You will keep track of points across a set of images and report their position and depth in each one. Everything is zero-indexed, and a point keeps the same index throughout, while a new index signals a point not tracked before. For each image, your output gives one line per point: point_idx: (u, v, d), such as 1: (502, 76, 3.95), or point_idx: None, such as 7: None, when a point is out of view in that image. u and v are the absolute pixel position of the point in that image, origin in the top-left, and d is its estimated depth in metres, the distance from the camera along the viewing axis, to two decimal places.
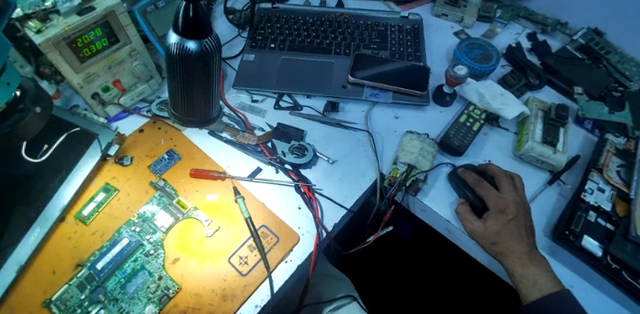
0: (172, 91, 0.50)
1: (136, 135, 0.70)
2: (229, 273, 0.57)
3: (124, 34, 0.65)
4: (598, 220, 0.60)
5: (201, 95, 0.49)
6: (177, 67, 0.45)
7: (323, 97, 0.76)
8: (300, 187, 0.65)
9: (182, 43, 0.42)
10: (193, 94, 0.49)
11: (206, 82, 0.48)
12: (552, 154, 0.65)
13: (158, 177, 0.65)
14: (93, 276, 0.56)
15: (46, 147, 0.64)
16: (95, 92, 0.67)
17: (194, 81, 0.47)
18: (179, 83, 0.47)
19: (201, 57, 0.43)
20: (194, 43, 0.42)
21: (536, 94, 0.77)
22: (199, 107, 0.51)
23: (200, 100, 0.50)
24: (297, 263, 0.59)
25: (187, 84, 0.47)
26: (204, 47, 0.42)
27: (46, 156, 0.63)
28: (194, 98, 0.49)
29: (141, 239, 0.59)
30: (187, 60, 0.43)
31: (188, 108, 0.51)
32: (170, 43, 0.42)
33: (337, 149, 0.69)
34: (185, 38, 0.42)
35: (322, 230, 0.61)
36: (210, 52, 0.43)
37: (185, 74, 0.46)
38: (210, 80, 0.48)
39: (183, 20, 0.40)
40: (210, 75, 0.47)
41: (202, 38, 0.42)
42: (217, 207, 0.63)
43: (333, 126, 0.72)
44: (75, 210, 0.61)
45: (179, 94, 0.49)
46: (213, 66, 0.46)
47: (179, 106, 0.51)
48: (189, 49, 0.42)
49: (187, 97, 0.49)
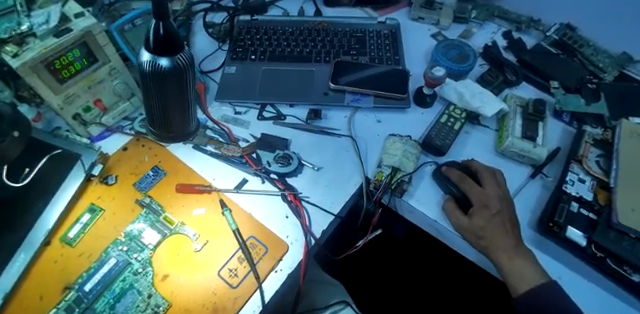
0: (149, 110, 0.49)
1: (120, 153, 0.70)
2: (219, 286, 0.57)
3: (103, 53, 0.65)
4: (580, 210, 0.61)
5: (179, 111, 0.49)
6: (151, 85, 0.45)
7: (306, 106, 0.76)
8: (286, 196, 0.65)
9: (154, 60, 0.42)
10: (170, 110, 0.49)
11: (182, 97, 0.48)
12: (532, 149, 0.66)
13: (144, 194, 0.66)
14: (81, 298, 0.56)
15: (27, 171, 0.64)
16: (76, 113, 0.67)
17: (170, 97, 0.47)
18: (155, 100, 0.47)
19: (174, 74, 0.43)
20: (166, 60, 0.42)
21: (514, 90, 0.78)
22: (177, 123, 0.51)
23: (178, 116, 0.50)
24: (287, 272, 0.59)
25: (163, 102, 0.47)
26: (176, 64, 0.43)
27: (27, 180, 0.63)
28: (171, 114, 0.49)
29: (129, 258, 0.60)
30: (161, 77, 0.43)
31: (166, 124, 0.51)
32: (143, 62, 0.43)
33: (322, 156, 0.70)
34: (156, 55, 0.42)
35: (310, 238, 0.62)
36: (183, 68, 0.44)
37: (160, 91, 0.46)
38: (185, 95, 0.48)
39: (154, 38, 0.41)
40: (186, 91, 0.47)
41: (174, 54, 0.42)
42: (204, 222, 0.63)
43: (317, 133, 0.72)
44: (61, 233, 0.61)
45: (156, 111, 0.49)
46: (187, 81, 0.46)
47: (157, 124, 0.51)
48: (163, 66, 0.42)
49: (164, 115, 0.49)
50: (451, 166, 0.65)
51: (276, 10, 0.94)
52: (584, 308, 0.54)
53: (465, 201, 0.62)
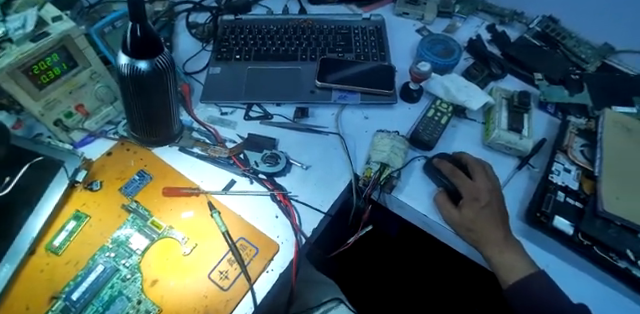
0: (129, 114, 0.48)
1: (104, 158, 0.68)
2: (210, 289, 0.57)
3: (83, 56, 0.63)
4: (566, 199, 0.62)
5: (161, 114, 0.48)
6: (130, 89, 0.43)
7: (292, 104, 0.75)
8: (275, 196, 0.65)
9: (133, 64, 0.41)
10: (151, 114, 0.47)
11: (163, 100, 0.46)
12: (518, 141, 0.67)
13: (131, 199, 0.65)
14: (69, 307, 0.55)
15: (8, 180, 0.62)
16: (58, 118, 0.65)
17: (151, 101, 0.45)
18: (136, 105, 0.46)
19: (154, 77, 0.42)
20: (145, 62, 0.41)
21: (499, 83, 0.78)
22: (160, 127, 0.50)
23: (160, 120, 0.49)
24: (278, 272, 0.59)
25: (144, 106, 0.46)
26: (156, 66, 0.41)
27: (8, 189, 0.61)
28: (153, 117, 0.48)
29: (117, 265, 0.59)
30: (141, 80, 0.42)
31: (148, 129, 0.50)
32: (121, 65, 0.41)
33: (310, 154, 0.69)
34: (135, 58, 0.41)
35: (301, 237, 0.61)
36: (163, 70, 0.42)
37: (140, 95, 0.44)
38: (167, 98, 0.46)
39: (131, 40, 0.40)
40: (167, 94, 0.46)
41: (154, 56, 0.41)
42: (192, 225, 0.62)
43: (304, 131, 0.72)
44: (46, 241, 0.60)
45: (137, 116, 0.48)
46: (168, 84, 0.45)
47: (139, 128, 0.50)
48: (142, 69, 0.41)
49: (146, 118, 0.48)
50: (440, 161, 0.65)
51: (260, 9, 0.93)
52: (573, 295, 0.55)
53: (454, 194, 0.62)
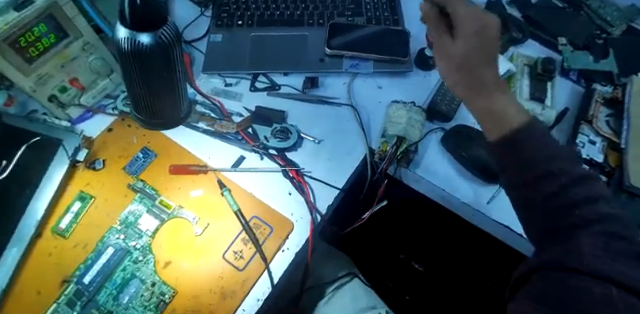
0: (133, 95, 0.44)
1: (105, 135, 0.65)
2: (225, 270, 0.56)
3: (73, 26, 0.58)
4: (591, 173, 0.60)
5: (168, 95, 0.44)
6: (133, 67, 0.39)
7: (301, 74, 0.71)
8: (288, 172, 0.62)
9: (132, 37, 0.36)
10: (158, 95, 0.43)
11: (171, 80, 0.42)
12: (541, 111, 0.65)
13: (136, 178, 0.62)
14: (81, 291, 0.54)
15: (5, 163, 0.58)
16: (52, 94, 0.61)
17: (157, 81, 0.41)
18: (140, 85, 0.42)
19: (159, 53, 0.37)
20: (148, 36, 0.36)
21: (519, 49, 0.74)
22: (168, 108, 0.46)
23: (168, 100, 0.45)
24: (294, 251, 0.57)
25: (149, 85, 0.42)
26: (161, 40, 0.37)
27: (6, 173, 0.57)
28: (160, 98, 0.44)
29: (127, 246, 0.57)
30: (144, 58, 0.37)
31: (154, 110, 0.46)
32: (120, 39, 0.37)
33: (323, 128, 0.66)
34: (135, 32, 0.36)
35: (316, 215, 0.59)
36: (170, 45, 0.38)
37: (145, 74, 0.40)
38: (174, 77, 0.42)
39: (130, 10, 0.35)
40: (174, 72, 0.41)
41: (157, 29, 0.36)
42: (203, 204, 0.60)
43: (315, 103, 0.68)
44: (51, 224, 0.58)
45: (141, 96, 0.44)
46: (175, 60, 0.40)
47: (145, 110, 0.46)
48: (142, 44, 0.36)
49: (149, 99, 0.44)
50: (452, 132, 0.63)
51: None
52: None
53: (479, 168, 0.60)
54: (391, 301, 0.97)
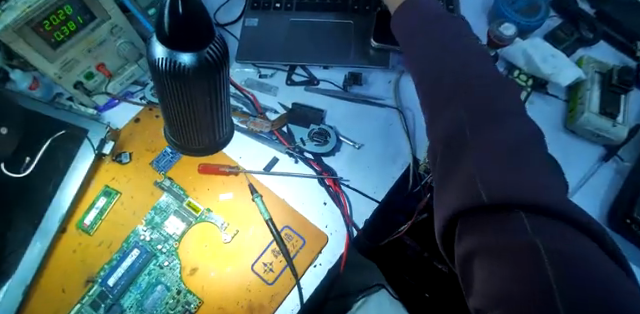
0: (167, 116, 0.37)
1: (132, 126, 0.61)
2: (254, 282, 0.53)
3: (101, 8, 0.52)
4: None
5: (208, 120, 0.37)
6: (170, 89, 0.32)
7: (343, 68, 0.65)
8: (324, 180, 0.57)
9: (172, 56, 0.28)
10: (195, 119, 0.36)
11: (213, 104, 0.35)
12: (610, 128, 0.57)
13: (163, 176, 0.58)
14: (106, 293, 0.52)
15: (29, 160, 0.57)
16: (78, 80, 0.57)
17: (197, 105, 0.34)
18: (175, 108, 0.35)
19: (201, 75, 0.30)
20: (189, 55, 0.28)
21: (589, 52, 0.66)
22: (205, 132, 0.39)
23: (206, 125, 0.37)
24: (326, 267, 0.54)
25: (187, 109, 0.34)
26: (204, 61, 0.29)
27: (30, 170, 0.56)
28: (197, 123, 0.37)
29: (153, 250, 0.54)
30: (183, 79, 0.30)
31: (190, 134, 0.39)
32: (156, 57, 0.29)
33: (364, 132, 0.60)
34: (174, 50, 0.28)
35: (353, 229, 0.55)
36: (215, 65, 0.30)
37: (183, 97, 0.33)
38: (217, 101, 0.35)
39: (169, 23, 0.26)
40: (218, 95, 0.34)
41: (202, 47, 0.28)
42: (232, 208, 0.56)
43: (356, 102, 0.62)
44: (76, 219, 0.56)
45: (176, 119, 0.37)
46: (220, 83, 0.32)
47: (179, 132, 0.39)
48: (182, 64, 0.29)
49: (186, 122, 0.37)
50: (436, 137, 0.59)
51: None
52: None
53: None
54: (409, 300, 0.70)
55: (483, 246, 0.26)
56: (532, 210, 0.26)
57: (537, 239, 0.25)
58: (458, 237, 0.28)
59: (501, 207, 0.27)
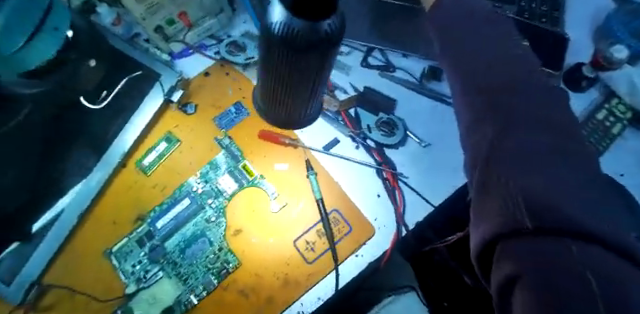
0: (264, 83, 0.36)
1: (202, 79, 0.61)
2: (293, 257, 0.53)
3: None
4: None
5: (304, 96, 0.35)
6: (277, 58, 0.30)
7: (423, 61, 0.62)
8: (382, 172, 0.56)
9: (289, 23, 0.27)
10: (292, 92, 0.35)
11: (314, 80, 0.33)
12: None
13: (224, 134, 0.59)
14: (152, 233, 0.54)
15: (105, 94, 0.57)
16: (159, 25, 0.58)
17: (298, 79, 0.32)
18: (275, 77, 0.33)
19: (314, 47, 0.28)
20: (307, 24, 0.26)
21: None
22: (298, 106, 0.37)
23: (300, 99, 0.36)
24: (368, 260, 0.53)
25: (287, 82, 0.33)
26: (322, 34, 0.27)
27: (105, 103, 0.57)
28: (292, 96, 0.35)
29: (203, 203, 0.55)
30: (294, 50, 0.28)
31: (283, 106, 0.38)
32: (272, 21, 0.27)
33: (432, 130, 0.58)
34: (294, 16, 0.26)
35: (402, 228, 0.53)
36: (330, 40, 0.28)
37: (286, 68, 0.31)
38: (319, 77, 0.33)
39: None
40: (322, 71, 0.32)
41: (322, 18, 0.26)
42: (284, 179, 0.56)
43: (430, 98, 0.59)
44: (136, 157, 0.57)
45: (272, 89, 0.35)
46: (329, 59, 0.30)
47: (271, 102, 0.38)
48: (299, 32, 0.27)
49: (281, 94, 0.36)
50: None
51: None
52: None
53: None
54: None
55: (527, 271, 0.24)
56: (581, 239, 0.24)
57: (586, 270, 0.23)
58: (498, 262, 0.26)
59: (548, 232, 0.25)
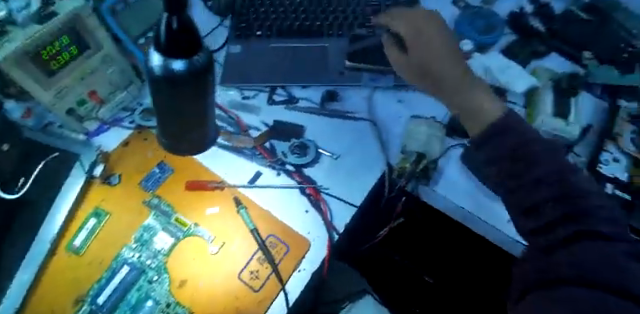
0: (162, 124, 0.41)
1: (121, 150, 0.64)
2: (240, 290, 0.54)
3: (94, 39, 0.57)
4: (615, 192, 0.60)
5: (197, 126, 0.41)
6: (165, 97, 0.36)
7: (320, 87, 0.69)
8: (305, 189, 0.61)
9: (167, 64, 0.32)
10: (187, 125, 0.40)
11: (201, 111, 0.39)
12: (565, 127, 0.63)
13: (152, 194, 0.61)
14: (95, 311, 0.53)
15: (23, 181, 0.59)
16: (70, 107, 0.61)
17: (186, 112, 0.38)
18: (170, 116, 0.39)
19: (192, 79, 0.33)
20: (181, 63, 0.32)
21: (542, 62, 0.74)
22: (195, 137, 0.43)
23: (195, 130, 0.42)
24: (310, 271, 0.56)
25: (179, 117, 0.39)
26: (195, 67, 0.32)
27: (24, 190, 0.58)
28: (189, 129, 0.41)
29: (142, 266, 0.56)
30: (175, 85, 0.33)
31: (183, 139, 0.43)
32: (153, 67, 0.33)
33: (341, 144, 0.65)
34: (169, 57, 0.31)
35: (333, 233, 0.58)
36: (203, 71, 0.33)
37: (174, 105, 0.37)
38: (205, 109, 0.39)
39: (166, 34, 0.30)
40: (204, 102, 0.38)
41: (192, 55, 0.32)
42: (216, 221, 0.59)
43: (333, 117, 0.67)
44: (66, 242, 0.57)
45: (171, 127, 0.41)
46: (207, 88, 0.36)
47: (172, 138, 0.43)
48: (176, 70, 0.32)
49: (178, 129, 0.41)
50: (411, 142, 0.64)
51: None
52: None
53: None
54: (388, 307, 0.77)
55: None
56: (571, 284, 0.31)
57: None
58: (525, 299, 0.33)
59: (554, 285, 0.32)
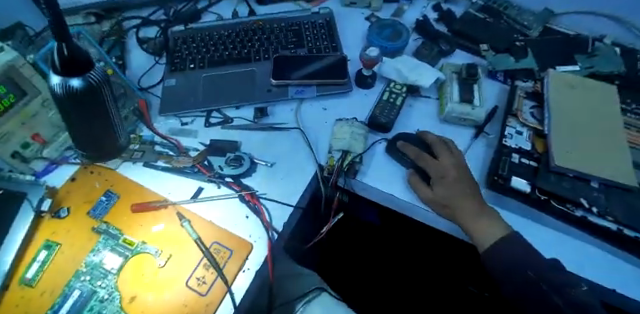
0: (75, 136, 0.48)
1: (68, 184, 0.68)
2: (189, 297, 0.57)
3: (30, 85, 0.64)
4: (521, 160, 0.66)
5: (105, 134, 0.49)
6: (70, 110, 0.43)
7: (251, 106, 0.76)
8: (244, 197, 0.66)
9: (65, 82, 0.40)
10: (97, 134, 0.48)
11: (106, 120, 0.47)
12: (472, 111, 0.71)
13: (100, 221, 0.64)
14: None
15: None
16: (15, 150, 0.65)
17: (92, 122, 0.46)
18: (79, 127, 0.46)
19: (88, 92, 0.42)
20: (78, 79, 0.40)
21: (449, 59, 0.83)
22: (108, 144, 0.51)
23: (106, 137, 0.50)
24: (256, 270, 0.59)
25: (88, 127, 0.47)
26: (89, 82, 0.41)
27: None
28: (98, 137, 0.49)
29: (93, 287, 0.58)
30: (76, 98, 0.42)
31: (96, 147, 0.50)
32: (54, 86, 0.41)
33: (274, 152, 0.71)
34: (66, 76, 0.40)
35: (273, 233, 0.62)
36: (98, 85, 0.42)
37: (80, 116, 0.45)
38: (109, 118, 0.47)
39: (59, 58, 0.38)
40: (107, 113, 0.46)
41: (85, 72, 0.40)
42: (162, 237, 0.62)
43: (265, 130, 0.73)
44: (19, 275, 0.58)
45: (82, 137, 0.48)
46: (105, 99, 0.44)
47: (87, 148, 0.50)
48: (75, 86, 0.40)
49: (90, 138, 0.49)
50: (337, 140, 0.70)
51: (210, 16, 0.92)
52: (546, 253, 0.60)
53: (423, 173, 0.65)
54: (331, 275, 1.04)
55: None
56: None
57: None
58: None
59: None
